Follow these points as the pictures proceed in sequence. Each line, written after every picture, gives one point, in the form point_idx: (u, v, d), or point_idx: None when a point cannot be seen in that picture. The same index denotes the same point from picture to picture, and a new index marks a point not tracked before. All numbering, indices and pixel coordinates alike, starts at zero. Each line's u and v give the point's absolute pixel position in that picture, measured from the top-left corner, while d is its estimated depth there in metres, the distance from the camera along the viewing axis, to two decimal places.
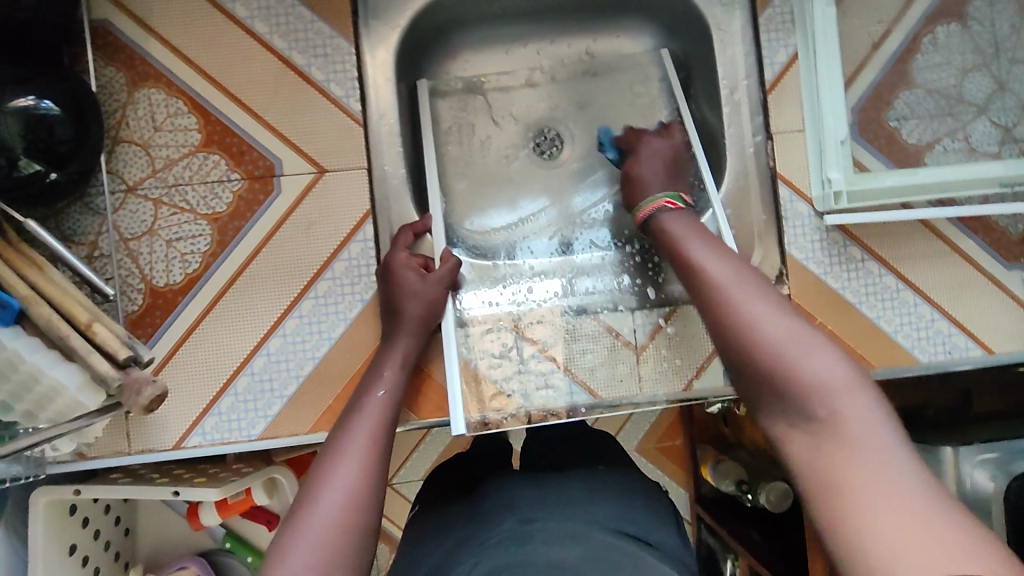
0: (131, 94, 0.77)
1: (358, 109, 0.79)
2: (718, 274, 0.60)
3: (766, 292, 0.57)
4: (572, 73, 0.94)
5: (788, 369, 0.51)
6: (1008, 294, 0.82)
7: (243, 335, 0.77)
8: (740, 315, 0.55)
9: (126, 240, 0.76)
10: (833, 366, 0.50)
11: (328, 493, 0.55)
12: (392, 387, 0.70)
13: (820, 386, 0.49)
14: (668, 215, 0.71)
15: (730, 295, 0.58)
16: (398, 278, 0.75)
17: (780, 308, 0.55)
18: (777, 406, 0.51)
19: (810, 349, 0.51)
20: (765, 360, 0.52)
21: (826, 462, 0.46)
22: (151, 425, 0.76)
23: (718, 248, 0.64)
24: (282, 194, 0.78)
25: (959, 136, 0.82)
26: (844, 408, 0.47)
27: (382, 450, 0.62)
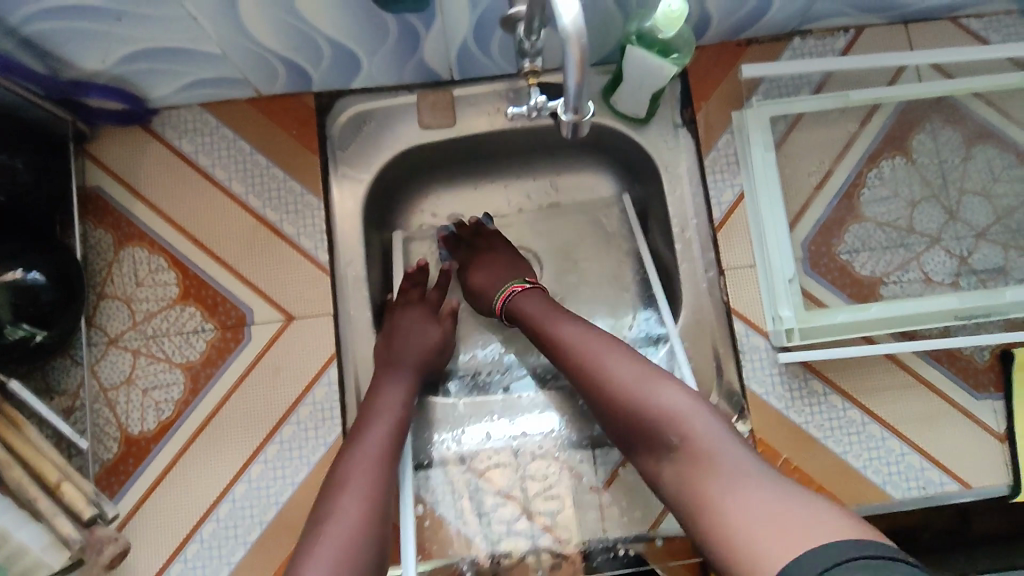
0: (117, 253, 0.84)
1: (326, 259, 0.84)
2: (570, 337, 0.72)
3: (620, 347, 0.69)
4: (538, 207, 0.99)
5: (645, 415, 0.63)
6: (980, 424, 0.80)
7: (210, 479, 0.79)
8: (601, 368, 0.68)
9: (105, 390, 0.81)
10: (689, 405, 0.63)
11: (328, 537, 0.62)
12: (401, 416, 0.75)
13: (679, 425, 0.62)
14: (518, 299, 0.82)
15: (596, 351, 0.70)
16: (409, 329, 0.84)
17: (632, 359, 0.68)
18: (651, 444, 0.64)
19: (658, 388, 0.64)
20: (634, 414, 0.64)
21: (695, 484, 0.59)
22: (119, 574, 0.78)
23: (570, 313, 0.77)
24: (252, 342, 0.82)
25: (913, 266, 0.83)
26: (688, 436, 0.61)
27: (384, 493, 0.67)
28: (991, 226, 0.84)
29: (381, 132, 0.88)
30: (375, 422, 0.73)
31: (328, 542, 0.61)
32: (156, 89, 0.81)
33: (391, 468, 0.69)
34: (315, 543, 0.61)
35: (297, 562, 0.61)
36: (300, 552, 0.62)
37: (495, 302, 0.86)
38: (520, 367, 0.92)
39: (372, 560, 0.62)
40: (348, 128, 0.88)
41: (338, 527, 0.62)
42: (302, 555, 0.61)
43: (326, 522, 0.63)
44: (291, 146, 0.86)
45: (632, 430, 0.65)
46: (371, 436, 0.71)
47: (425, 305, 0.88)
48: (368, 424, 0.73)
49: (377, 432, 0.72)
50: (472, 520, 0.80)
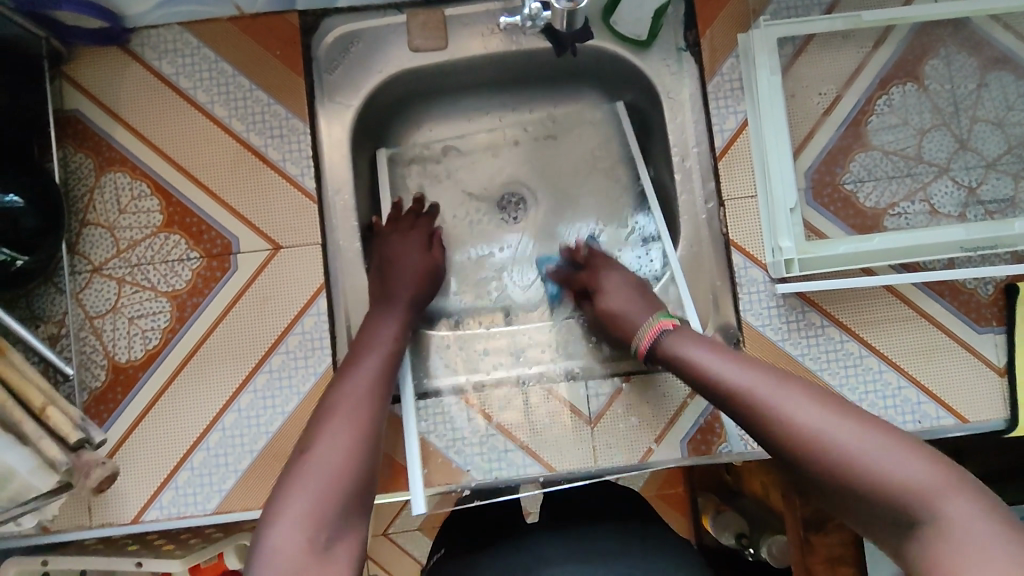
0: (98, 178, 0.81)
1: (313, 186, 0.81)
2: (750, 379, 0.56)
3: (803, 390, 0.53)
4: (534, 138, 0.96)
5: (851, 473, 0.47)
6: (980, 358, 0.79)
7: (199, 408, 0.79)
8: (790, 425, 0.51)
9: (91, 318, 0.80)
10: (919, 462, 0.45)
11: (318, 459, 0.57)
12: (394, 349, 0.73)
13: (907, 491, 0.44)
14: (674, 339, 0.67)
15: (763, 396, 0.54)
16: (402, 265, 0.82)
17: (818, 399, 0.51)
18: (855, 511, 0.48)
19: (879, 441, 0.47)
20: (829, 468, 0.48)
21: (929, 555, 0.42)
22: (111, 500, 0.78)
23: (708, 358, 0.61)
24: (239, 270, 0.80)
25: (919, 197, 0.80)
26: (962, 499, 0.43)
27: (375, 418, 0.63)
28: (1002, 156, 0.81)
29: (369, 56, 0.85)
30: (367, 356, 0.70)
31: (318, 466, 0.56)
32: (131, 4, 0.77)
33: (384, 397, 0.66)
34: (306, 462, 0.57)
35: (282, 487, 0.55)
36: (286, 475, 0.57)
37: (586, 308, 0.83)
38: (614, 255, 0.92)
39: (364, 487, 0.57)
40: (335, 51, 0.85)
41: (329, 448, 0.58)
42: (288, 480, 0.56)
43: (316, 444, 0.58)
44: (275, 68, 0.82)
45: (823, 486, 0.49)
46: (364, 366, 0.69)
47: (417, 233, 0.87)
48: (360, 359, 0.70)
49: (371, 363, 0.69)
50: (462, 449, 0.79)
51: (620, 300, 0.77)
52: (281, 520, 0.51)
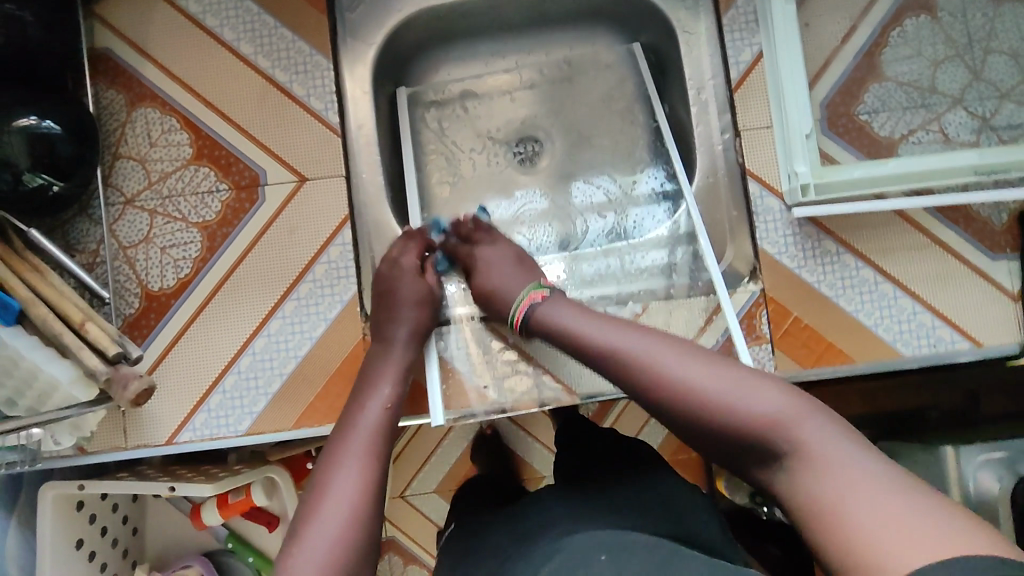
0: (130, 114, 0.84)
1: (337, 121, 0.83)
2: (629, 342, 0.63)
3: (683, 352, 0.61)
4: (550, 81, 0.98)
5: (727, 414, 0.56)
6: (994, 285, 0.80)
7: (230, 334, 0.82)
8: (673, 386, 0.58)
9: (124, 248, 0.82)
10: (774, 397, 0.55)
11: (329, 509, 0.60)
12: (396, 389, 0.73)
13: (771, 424, 0.54)
14: (541, 310, 0.72)
15: (641, 360, 0.61)
16: (397, 292, 0.79)
17: (694, 360, 0.60)
18: (743, 453, 0.55)
19: (751, 391, 0.56)
20: (709, 413, 0.56)
21: (801, 476, 0.51)
22: (145, 422, 0.81)
23: (593, 317, 0.68)
24: (266, 202, 0.83)
25: (934, 127, 0.81)
26: (811, 424, 0.53)
27: (379, 463, 0.66)
28: (1015, 86, 0.81)
29: None
30: (367, 398, 0.71)
31: (325, 526, 0.59)
32: None
33: (389, 438, 0.69)
34: (319, 513, 0.60)
35: (296, 535, 0.59)
36: (298, 521, 0.60)
37: (512, 316, 0.75)
38: (627, 212, 0.94)
39: (372, 538, 0.60)
40: None
41: (338, 498, 0.61)
42: (302, 527, 0.60)
43: (325, 494, 0.61)
44: (299, 6, 0.84)
45: (709, 429, 0.57)
46: (372, 404, 0.71)
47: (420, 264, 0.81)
48: (361, 400, 0.71)
49: (374, 405, 0.71)
50: (484, 372, 0.82)
51: (502, 277, 0.78)
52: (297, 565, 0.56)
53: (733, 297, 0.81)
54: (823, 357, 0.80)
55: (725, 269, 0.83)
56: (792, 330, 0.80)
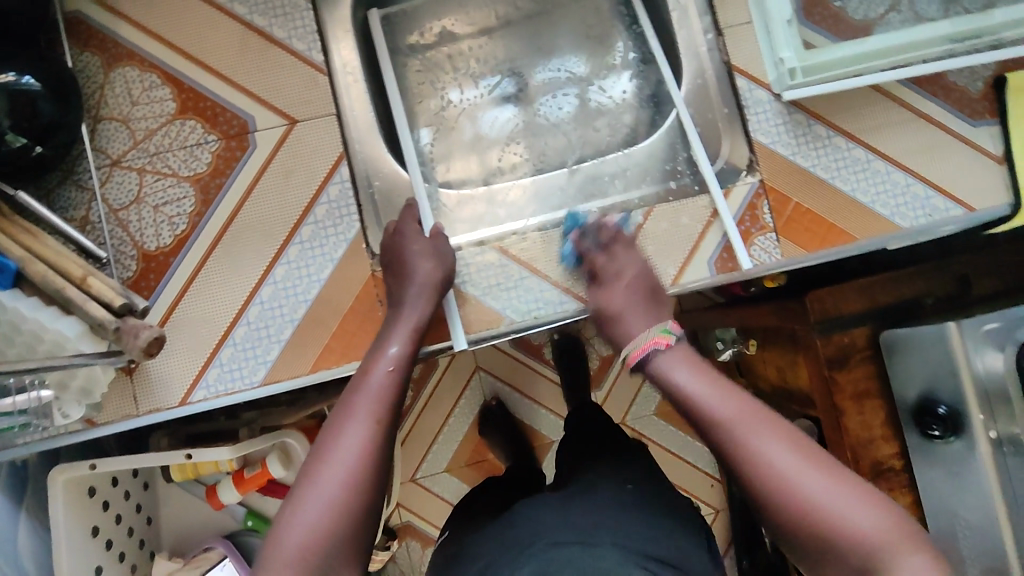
0: (107, 75, 0.81)
1: (322, 60, 0.82)
2: (737, 415, 0.58)
3: (783, 435, 0.56)
4: (526, 14, 0.99)
5: (816, 521, 0.52)
6: (978, 150, 0.83)
7: (236, 285, 0.80)
8: (769, 474, 0.54)
9: (115, 210, 0.80)
10: (872, 513, 0.51)
11: (328, 474, 0.59)
12: (407, 347, 0.70)
13: (864, 542, 0.50)
14: (665, 361, 0.66)
15: (744, 439, 0.56)
16: (404, 245, 0.77)
17: (799, 450, 0.55)
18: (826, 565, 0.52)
19: (847, 502, 0.51)
20: (800, 517, 0.52)
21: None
22: (156, 385, 0.78)
23: (710, 380, 0.62)
24: (258, 147, 0.81)
25: (903, 7, 0.84)
26: (907, 552, 0.49)
27: (388, 426, 0.63)
28: None
29: None
30: (380, 359, 0.69)
31: (320, 496, 0.57)
32: None
33: (400, 400, 0.66)
34: (317, 477, 0.59)
35: (292, 498, 0.58)
36: (298, 483, 0.59)
37: (624, 355, 0.69)
38: (598, 89, 0.97)
39: (372, 501, 0.59)
40: None
41: (336, 464, 0.59)
42: (299, 489, 0.59)
43: (327, 456, 0.60)
44: None
45: (795, 526, 0.53)
46: (377, 367, 0.67)
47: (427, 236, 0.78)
48: (373, 359, 0.69)
49: (384, 364, 0.68)
50: (500, 294, 0.81)
51: (622, 301, 0.73)
52: (289, 532, 0.56)
53: (734, 191, 0.82)
54: (828, 238, 0.81)
55: (722, 165, 0.83)
56: (794, 216, 0.81)
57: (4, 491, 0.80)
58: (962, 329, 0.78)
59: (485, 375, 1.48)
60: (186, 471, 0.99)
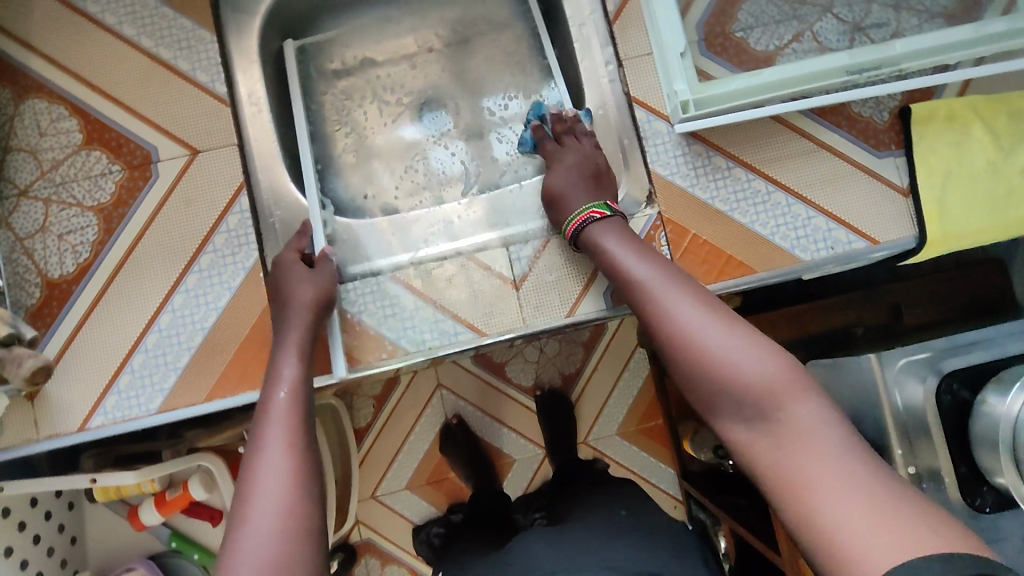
0: (17, 107, 0.83)
1: (225, 91, 0.84)
2: (657, 280, 0.67)
3: (693, 296, 0.64)
4: (447, 42, 1.00)
5: (719, 367, 0.58)
6: (882, 182, 0.82)
7: (134, 313, 0.81)
8: (676, 326, 0.62)
9: (21, 239, 0.81)
10: (766, 363, 0.57)
11: (259, 509, 0.57)
12: (297, 367, 0.70)
13: (760, 383, 0.56)
14: (596, 231, 0.75)
15: (662, 304, 0.64)
16: (282, 274, 0.78)
17: (707, 310, 0.62)
18: (726, 409, 0.58)
19: (747, 352, 0.58)
20: (699, 355, 0.60)
21: (772, 442, 0.55)
22: (55, 411, 0.79)
23: (639, 254, 0.70)
24: (160, 178, 0.82)
25: (807, 37, 0.84)
26: (791, 393, 0.56)
27: (303, 449, 0.63)
28: None
29: None
30: (272, 386, 0.68)
31: (258, 531, 0.56)
32: None
33: (306, 416, 0.66)
34: (249, 514, 0.57)
35: (230, 543, 0.56)
36: (230, 529, 0.58)
37: (568, 229, 0.78)
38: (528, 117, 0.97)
39: (314, 522, 0.58)
40: None
41: (264, 498, 0.58)
42: (233, 534, 0.57)
43: (251, 493, 0.59)
44: None
45: (690, 359, 0.60)
46: (276, 395, 0.67)
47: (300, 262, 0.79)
48: (267, 388, 0.68)
49: (278, 389, 0.67)
50: (396, 323, 0.81)
51: (563, 179, 0.79)
52: None
53: (630, 223, 0.82)
54: (726, 270, 0.80)
55: (623, 197, 0.83)
56: (690, 248, 0.81)
57: None
58: (882, 359, 0.79)
59: (447, 394, 1.49)
60: (110, 492, 1.00)
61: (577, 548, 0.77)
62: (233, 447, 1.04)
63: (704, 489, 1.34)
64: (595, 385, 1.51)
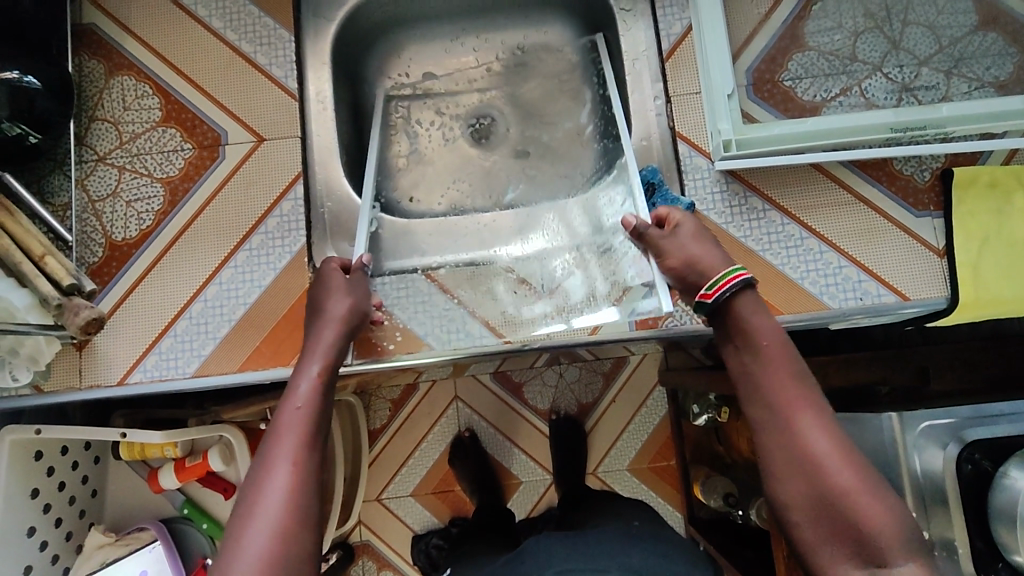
0: (108, 81, 0.91)
1: (295, 87, 0.90)
2: (786, 381, 0.62)
3: (822, 413, 0.60)
4: (506, 65, 1.05)
5: (833, 499, 0.56)
6: (917, 240, 0.82)
7: (184, 281, 0.86)
8: (799, 442, 0.59)
9: (93, 201, 0.88)
10: (889, 512, 0.55)
11: (252, 532, 0.59)
12: (317, 382, 0.69)
13: (872, 527, 0.54)
14: (743, 302, 0.67)
15: (794, 420, 0.60)
16: (323, 284, 0.79)
17: (836, 439, 0.58)
18: (824, 538, 0.56)
19: (866, 492, 0.56)
20: (812, 482, 0.57)
21: None
22: (100, 363, 0.85)
23: (777, 336, 0.65)
24: (226, 160, 0.88)
25: (855, 93, 0.86)
26: (908, 553, 0.54)
27: (308, 470, 0.63)
28: (934, 56, 0.86)
29: None
30: (289, 396, 0.68)
31: (249, 554, 0.57)
32: None
33: (318, 435, 0.66)
34: (244, 532, 0.59)
35: (224, 556, 0.58)
36: (226, 541, 0.60)
37: (705, 291, 0.68)
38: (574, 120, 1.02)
39: (304, 549, 0.60)
40: None
41: (262, 521, 0.59)
42: (227, 549, 0.59)
43: (250, 515, 0.60)
44: None
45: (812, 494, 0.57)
46: (288, 411, 0.67)
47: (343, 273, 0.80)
48: (284, 398, 0.68)
49: (293, 403, 0.67)
50: (424, 321, 0.84)
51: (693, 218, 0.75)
52: None
53: None
54: None
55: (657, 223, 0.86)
56: None
57: None
58: (903, 420, 0.77)
59: (463, 407, 1.51)
60: (134, 452, 1.05)
61: (573, 566, 0.77)
62: (255, 425, 1.08)
63: (712, 538, 1.33)
64: (611, 415, 1.51)
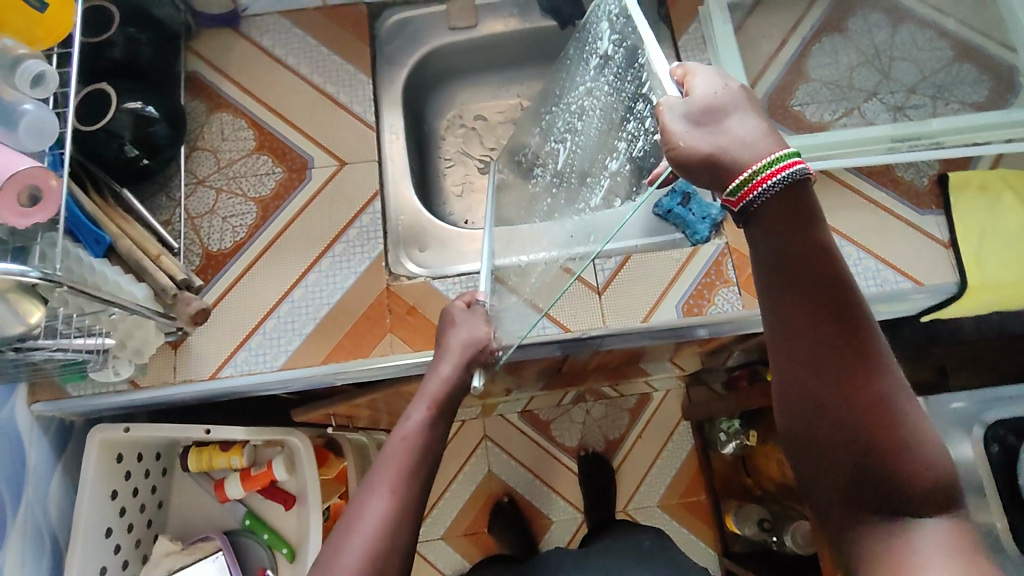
0: (208, 118, 1.04)
1: (372, 120, 1.04)
2: (815, 313, 0.49)
3: (857, 354, 0.49)
4: None
5: (856, 448, 0.49)
6: (924, 234, 0.94)
7: (273, 285, 0.95)
8: (818, 387, 0.50)
9: (192, 218, 0.99)
10: (924, 462, 0.48)
11: (350, 546, 0.63)
12: (427, 414, 0.74)
13: (903, 480, 0.48)
14: (774, 210, 0.49)
15: (822, 366, 0.50)
16: (449, 320, 0.86)
17: (868, 384, 0.49)
18: (841, 485, 0.51)
19: (898, 442, 0.48)
20: (832, 430, 0.50)
21: (889, 541, 0.48)
22: (193, 361, 0.92)
23: (813, 251, 0.49)
24: (313, 180, 1.01)
25: (855, 114, 1.01)
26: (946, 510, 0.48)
27: (406, 496, 0.68)
28: (918, 84, 1.02)
29: (418, 35, 1.12)
30: (400, 427, 0.74)
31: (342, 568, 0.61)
32: None
33: (422, 463, 0.71)
34: (341, 547, 0.63)
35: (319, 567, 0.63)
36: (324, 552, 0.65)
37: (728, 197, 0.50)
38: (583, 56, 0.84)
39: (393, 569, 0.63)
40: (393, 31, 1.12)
41: (359, 537, 0.64)
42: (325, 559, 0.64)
43: (349, 529, 0.65)
44: (347, 39, 1.09)
45: (827, 442, 0.50)
46: (396, 439, 0.72)
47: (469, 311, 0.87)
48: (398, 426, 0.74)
49: (402, 432, 0.73)
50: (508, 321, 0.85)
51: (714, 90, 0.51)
52: None
53: (701, 249, 0.96)
54: None
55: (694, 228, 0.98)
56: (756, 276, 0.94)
57: (50, 440, 0.92)
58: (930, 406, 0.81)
59: (492, 446, 1.54)
60: (201, 462, 1.09)
61: None
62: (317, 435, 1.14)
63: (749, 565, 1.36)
64: (643, 444, 1.55)
